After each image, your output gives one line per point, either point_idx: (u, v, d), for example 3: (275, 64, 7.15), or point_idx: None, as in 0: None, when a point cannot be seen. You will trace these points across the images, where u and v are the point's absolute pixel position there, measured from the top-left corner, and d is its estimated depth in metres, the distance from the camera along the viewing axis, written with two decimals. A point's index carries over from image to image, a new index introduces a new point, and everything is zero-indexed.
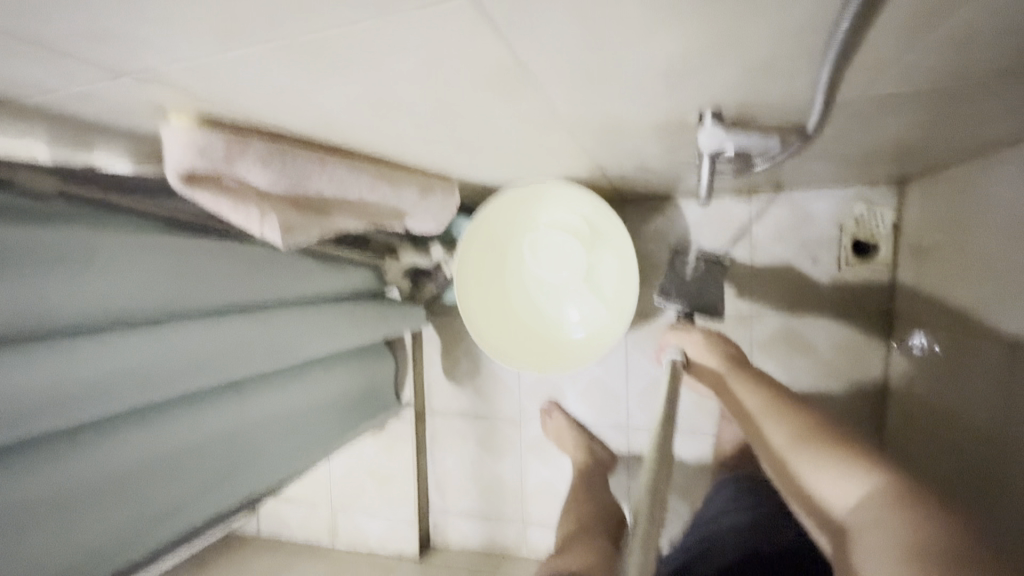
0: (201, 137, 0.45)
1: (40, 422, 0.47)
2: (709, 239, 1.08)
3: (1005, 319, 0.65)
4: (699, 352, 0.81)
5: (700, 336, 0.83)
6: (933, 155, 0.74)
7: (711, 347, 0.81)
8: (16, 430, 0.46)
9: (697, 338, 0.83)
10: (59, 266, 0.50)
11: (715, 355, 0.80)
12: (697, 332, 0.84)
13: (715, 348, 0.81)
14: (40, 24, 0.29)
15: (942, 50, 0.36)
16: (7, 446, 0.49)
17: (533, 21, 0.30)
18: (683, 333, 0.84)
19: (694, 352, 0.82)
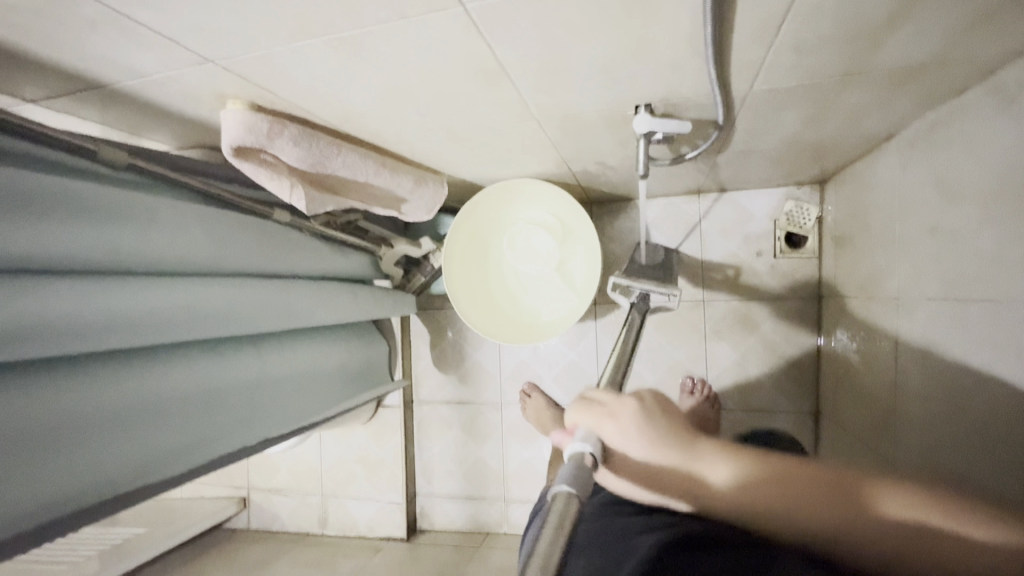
0: (251, 118, 0.58)
1: (114, 339, 0.57)
2: (665, 235, 1.23)
3: (897, 281, 0.80)
4: (622, 436, 0.46)
5: (630, 412, 0.47)
6: (836, 153, 0.91)
7: (644, 427, 0.46)
8: (96, 342, 0.56)
9: (624, 417, 0.46)
10: (129, 217, 0.60)
11: (653, 429, 0.46)
12: (618, 402, 0.48)
13: (648, 416, 0.47)
14: (162, 23, 0.42)
15: (792, 55, 0.52)
16: (81, 358, 0.58)
17: (508, 26, 0.44)
18: (599, 413, 0.47)
19: (619, 438, 0.46)
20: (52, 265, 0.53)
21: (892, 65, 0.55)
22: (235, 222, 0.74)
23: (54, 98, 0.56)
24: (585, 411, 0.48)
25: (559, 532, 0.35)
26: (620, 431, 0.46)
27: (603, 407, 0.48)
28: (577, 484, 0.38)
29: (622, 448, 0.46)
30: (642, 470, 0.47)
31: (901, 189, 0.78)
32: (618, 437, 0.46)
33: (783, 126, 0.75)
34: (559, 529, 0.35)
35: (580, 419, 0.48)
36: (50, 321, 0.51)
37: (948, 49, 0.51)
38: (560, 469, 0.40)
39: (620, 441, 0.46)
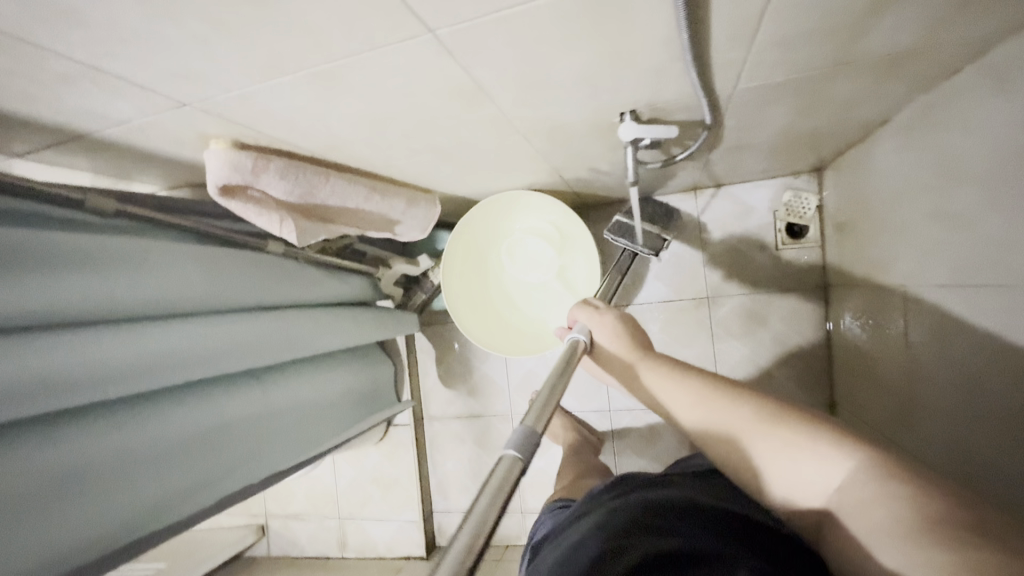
0: (234, 156, 0.58)
1: (119, 387, 0.57)
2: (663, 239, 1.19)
3: (906, 270, 0.78)
4: (603, 329, 0.70)
5: (614, 318, 0.71)
6: (831, 141, 0.90)
7: (618, 333, 0.69)
8: (101, 392, 0.56)
9: (608, 319, 0.70)
10: (117, 263, 0.59)
11: (625, 336, 0.68)
12: (610, 313, 0.71)
13: (625, 328, 0.69)
14: (134, 72, 0.42)
15: (775, 51, 0.50)
16: (89, 408, 0.58)
17: (482, 46, 0.43)
18: (593, 313, 0.71)
19: (602, 331, 0.70)
20: (54, 318, 0.53)
21: (879, 52, 0.54)
22: (228, 258, 0.73)
23: (39, 151, 0.56)
24: (586, 311, 0.73)
25: (502, 483, 0.41)
26: (602, 325, 0.70)
27: (600, 312, 0.72)
28: (523, 448, 0.45)
29: (601, 337, 0.69)
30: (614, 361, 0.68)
31: (900, 175, 0.77)
32: (601, 331, 0.70)
33: (774, 120, 0.74)
34: (500, 488, 0.40)
35: (581, 316, 0.72)
36: (46, 376, 0.50)
37: (935, 32, 0.50)
38: (510, 436, 0.47)
39: (600, 331, 0.70)
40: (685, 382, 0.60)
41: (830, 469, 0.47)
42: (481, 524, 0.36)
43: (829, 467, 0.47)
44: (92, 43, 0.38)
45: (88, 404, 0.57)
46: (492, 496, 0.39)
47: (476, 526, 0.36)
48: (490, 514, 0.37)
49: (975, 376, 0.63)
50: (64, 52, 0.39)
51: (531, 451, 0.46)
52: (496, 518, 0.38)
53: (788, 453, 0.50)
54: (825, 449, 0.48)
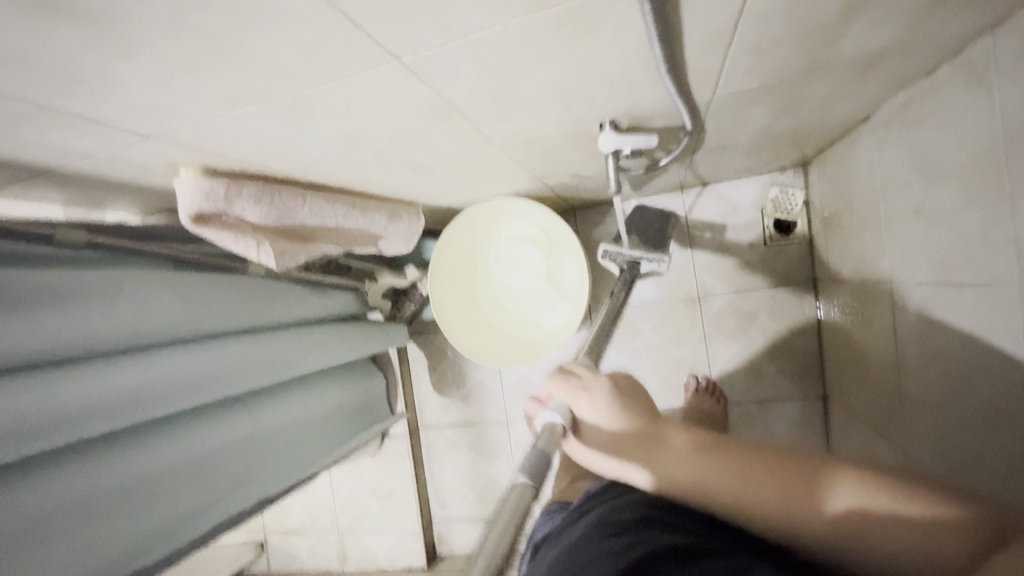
0: (206, 184, 0.56)
1: (101, 423, 0.56)
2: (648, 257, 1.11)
3: (890, 263, 0.78)
4: (596, 406, 0.62)
5: (603, 391, 0.63)
6: (814, 137, 0.89)
7: (610, 405, 0.62)
8: (81, 430, 0.54)
9: (597, 393, 0.63)
10: (92, 297, 0.58)
11: (620, 412, 0.61)
12: (597, 384, 0.65)
13: (619, 400, 0.62)
14: (92, 109, 0.40)
15: (749, 58, 0.50)
16: (72, 446, 0.56)
17: (450, 69, 0.42)
18: (576, 389, 0.64)
19: (589, 406, 0.62)
20: (29, 357, 0.52)
21: (856, 54, 0.53)
22: (204, 283, 0.72)
23: (4, 187, 0.54)
24: (568, 387, 0.65)
25: (515, 508, 0.41)
26: (592, 402, 0.62)
27: (583, 385, 0.65)
28: (534, 474, 0.45)
29: (594, 415, 0.61)
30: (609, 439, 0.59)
31: (882, 170, 0.76)
32: (590, 408, 0.62)
33: (754, 121, 0.73)
34: (514, 515, 0.40)
35: (562, 391, 0.65)
36: (20, 420, 0.49)
37: (911, 33, 0.49)
38: (521, 461, 0.46)
39: (591, 408, 0.62)
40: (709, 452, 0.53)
41: (920, 517, 0.39)
42: (491, 556, 0.36)
43: (919, 511, 0.40)
44: (45, 84, 0.36)
45: (70, 443, 0.55)
46: (503, 527, 0.39)
47: (486, 561, 0.35)
48: (501, 547, 0.37)
49: (958, 373, 0.63)
50: (16, 94, 0.37)
51: (543, 476, 0.45)
52: (511, 549, 0.38)
53: (861, 510, 0.42)
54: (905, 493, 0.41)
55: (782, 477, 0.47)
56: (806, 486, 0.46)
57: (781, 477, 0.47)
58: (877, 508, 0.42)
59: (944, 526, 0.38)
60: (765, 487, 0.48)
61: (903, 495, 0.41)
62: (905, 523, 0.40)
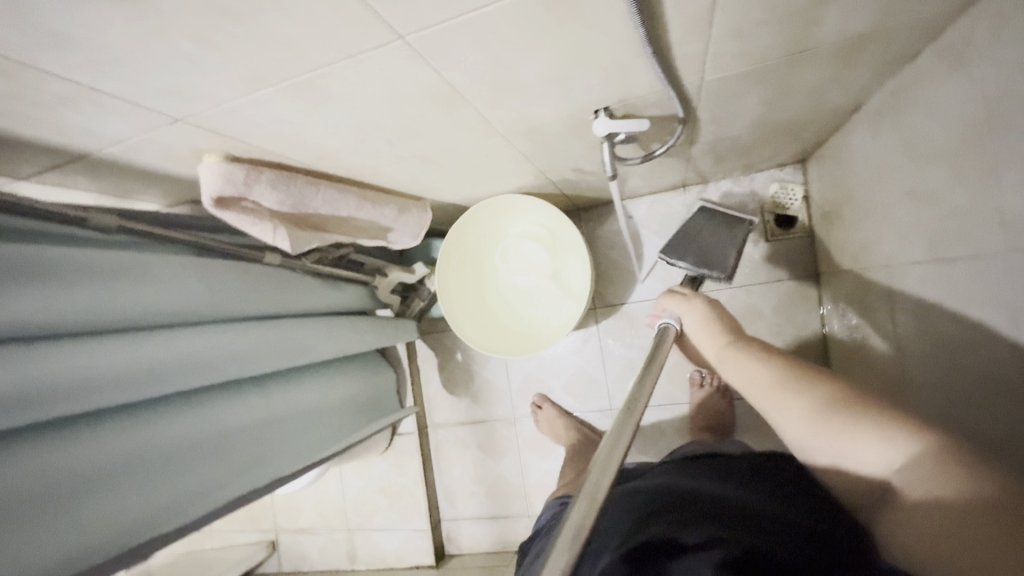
0: (226, 169, 0.61)
1: (128, 392, 0.60)
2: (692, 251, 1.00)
3: (886, 247, 0.80)
4: (693, 311, 0.72)
5: (704, 302, 0.73)
6: (809, 130, 0.92)
7: (708, 317, 0.70)
8: (110, 396, 0.58)
9: (698, 304, 0.72)
10: (119, 275, 0.62)
11: (713, 324, 0.69)
12: (700, 300, 0.73)
13: (718, 313, 0.70)
14: (128, 90, 0.45)
15: (732, 42, 0.53)
16: (98, 413, 0.60)
17: (450, 50, 0.46)
18: (681, 301, 0.74)
19: (692, 318, 0.72)
20: (63, 326, 0.56)
21: (838, 38, 0.55)
22: (224, 269, 0.76)
23: (42, 172, 0.59)
24: (675, 298, 0.76)
25: (574, 530, 0.37)
26: (692, 309, 0.72)
27: (689, 298, 0.74)
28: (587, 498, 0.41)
29: (690, 319, 0.72)
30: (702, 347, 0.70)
31: (875, 158, 0.78)
32: (690, 317, 0.72)
33: (747, 111, 0.76)
34: (574, 534, 0.37)
35: (669, 301, 0.76)
36: (54, 382, 0.53)
37: (888, 15, 0.52)
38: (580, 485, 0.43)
39: (690, 316, 0.72)
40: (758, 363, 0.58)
41: (892, 454, 0.44)
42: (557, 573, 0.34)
43: (881, 449, 0.45)
44: (86, 64, 0.40)
45: (96, 409, 0.59)
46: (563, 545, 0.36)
47: None
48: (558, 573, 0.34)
49: (950, 352, 0.65)
50: (63, 75, 0.42)
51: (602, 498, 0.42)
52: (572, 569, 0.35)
53: (843, 447, 0.48)
54: (879, 426, 0.46)
55: (790, 395, 0.53)
56: (796, 411, 0.52)
57: (786, 392, 0.54)
58: (861, 450, 0.46)
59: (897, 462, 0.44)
60: (771, 400, 0.55)
61: (898, 434, 0.44)
62: (870, 463, 0.46)
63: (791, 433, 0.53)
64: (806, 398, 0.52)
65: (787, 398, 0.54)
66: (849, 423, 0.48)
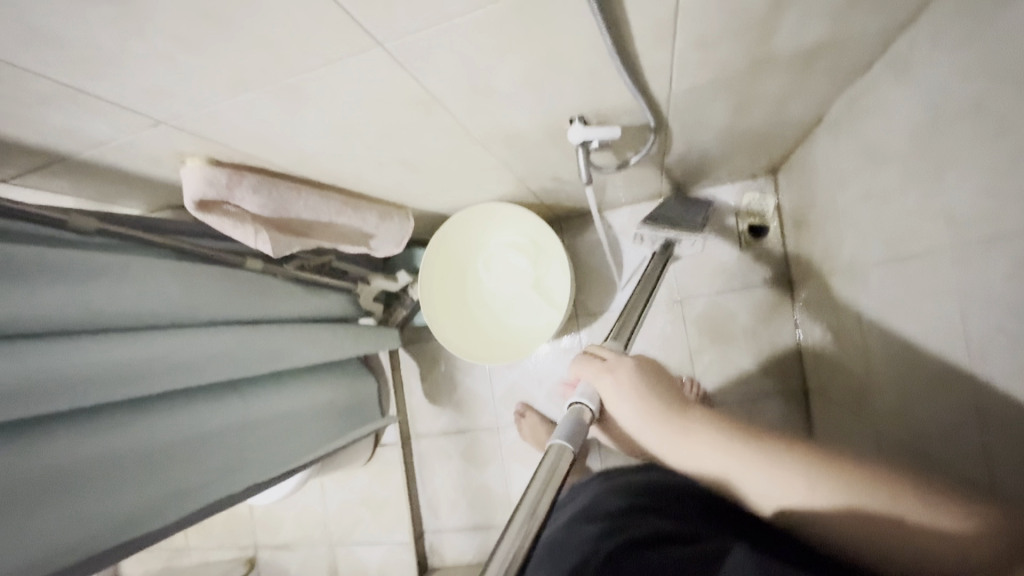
0: (209, 172, 0.62)
1: (105, 393, 0.60)
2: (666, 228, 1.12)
3: (848, 252, 0.84)
4: (619, 387, 0.58)
5: (627, 369, 0.60)
6: (777, 141, 0.96)
7: (639, 388, 0.58)
8: (86, 397, 0.58)
9: (621, 373, 0.59)
10: (101, 276, 0.62)
11: (646, 394, 0.58)
12: (622, 364, 0.60)
13: (646, 380, 0.59)
14: (113, 91, 0.46)
15: (695, 53, 0.56)
16: (75, 413, 0.60)
17: (428, 57, 0.48)
18: (600, 370, 0.60)
19: (614, 390, 0.59)
20: (43, 325, 0.56)
21: (793, 50, 0.59)
22: (211, 272, 0.77)
23: (23, 175, 0.60)
24: (590, 366, 0.61)
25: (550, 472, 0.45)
26: (618, 385, 0.58)
27: (607, 366, 0.61)
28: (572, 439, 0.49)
29: (616, 398, 0.58)
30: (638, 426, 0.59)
31: (837, 167, 0.83)
32: (617, 393, 0.58)
33: (715, 122, 0.80)
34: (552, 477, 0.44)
35: (586, 372, 0.61)
36: (31, 381, 0.53)
37: (838, 29, 0.56)
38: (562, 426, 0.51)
39: (614, 393, 0.59)
40: (740, 448, 0.53)
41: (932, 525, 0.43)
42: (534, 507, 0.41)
43: (923, 519, 0.43)
44: (73, 63, 0.42)
45: (73, 410, 0.59)
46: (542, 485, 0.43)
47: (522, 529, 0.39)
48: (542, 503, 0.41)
49: (908, 348, 0.69)
50: (49, 75, 0.43)
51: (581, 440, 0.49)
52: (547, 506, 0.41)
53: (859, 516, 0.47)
54: (915, 499, 0.44)
55: (799, 473, 0.50)
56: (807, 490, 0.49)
57: (793, 474, 0.50)
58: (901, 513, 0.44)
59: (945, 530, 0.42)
60: (783, 484, 0.51)
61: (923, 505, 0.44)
62: (923, 528, 0.43)
63: (787, 503, 0.50)
64: (817, 480, 0.49)
65: (801, 476, 0.50)
66: (878, 497, 0.46)
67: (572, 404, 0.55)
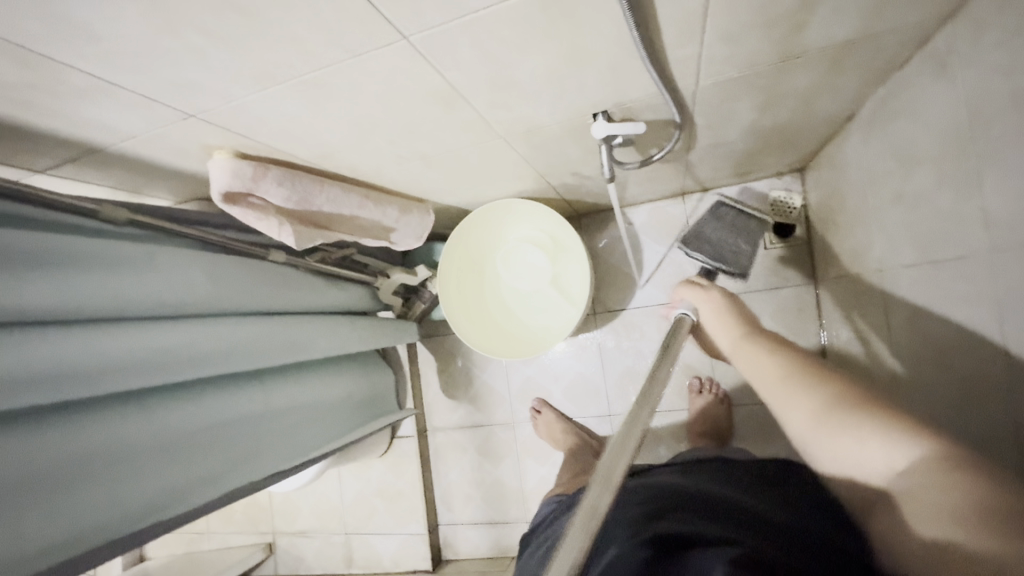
0: (235, 165, 0.63)
1: (134, 378, 0.62)
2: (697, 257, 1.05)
3: (878, 253, 0.81)
4: (709, 302, 0.70)
5: (720, 294, 0.71)
6: (806, 138, 0.93)
7: (724, 310, 0.68)
8: (116, 382, 0.60)
9: (715, 295, 0.71)
10: (130, 266, 0.64)
11: (729, 316, 0.67)
12: (717, 291, 0.71)
13: (732, 307, 0.68)
14: (143, 83, 0.47)
15: (724, 47, 0.55)
16: (109, 397, 0.62)
17: (451, 50, 0.48)
18: (700, 292, 0.72)
19: (709, 309, 0.70)
20: (77, 312, 0.58)
21: (826, 44, 0.57)
22: (228, 265, 0.78)
23: (57, 166, 0.61)
24: (692, 288, 0.74)
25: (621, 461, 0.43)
26: (709, 300, 0.70)
27: (707, 290, 0.73)
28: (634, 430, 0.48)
29: (704, 310, 0.70)
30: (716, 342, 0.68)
31: (868, 165, 0.80)
32: (706, 307, 0.70)
33: (742, 118, 0.78)
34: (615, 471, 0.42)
35: (687, 293, 0.74)
36: (63, 365, 0.55)
37: (875, 22, 0.54)
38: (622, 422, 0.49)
39: (704, 306, 0.71)
40: (787, 372, 0.53)
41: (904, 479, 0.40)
42: (600, 500, 0.39)
43: (877, 454, 0.42)
44: (103, 56, 0.42)
45: (105, 393, 0.61)
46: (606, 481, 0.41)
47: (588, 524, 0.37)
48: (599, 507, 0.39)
49: (940, 356, 0.66)
50: (82, 68, 0.44)
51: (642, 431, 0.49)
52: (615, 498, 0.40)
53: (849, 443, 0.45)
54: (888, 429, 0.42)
55: (798, 391, 0.50)
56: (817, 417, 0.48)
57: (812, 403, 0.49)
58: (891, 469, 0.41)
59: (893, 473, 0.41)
60: (778, 394, 0.53)
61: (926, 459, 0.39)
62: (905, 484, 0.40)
63: (798, 426, 0.50)
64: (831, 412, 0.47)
65: (798, 393, 0.50)
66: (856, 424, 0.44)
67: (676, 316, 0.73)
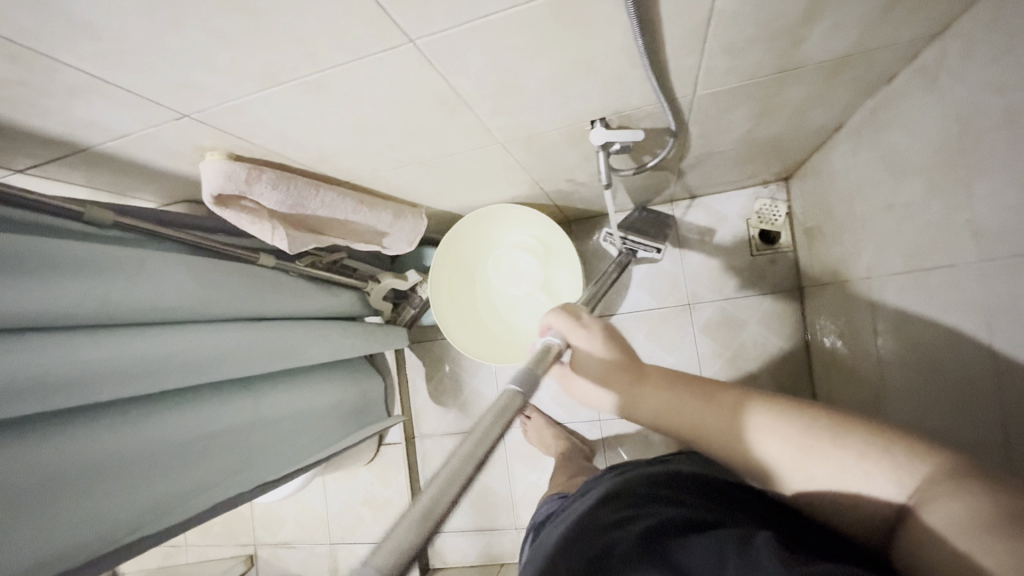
0: (229, 167, 0.61)
1: (125, 386, 0.60)
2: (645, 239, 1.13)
3: (864, 259, 0.83)
4: (591, 342, 0.60)
5: (600, 330, 0.62)
6: (794, 147, 0.96)
7: (609, 340, 0.60)
8: (107, 390, 0.58)
9: (595, 331, 0.61)
10: (119, 270, 0.62)
11: (618, 347, 0.60)
12: (595, 325, 0.62)
13: (614, 339, 0.61)
14: (140, 82, 0.45)
15: (724, 58, 0.56)
16: (98, 406, 0.60)
17: (459, 56, 0.48)
18: (575, 325, 0.61)
19: (587, 343, 0.60)
20: (66, 317, 0.56)
21: (820, 58, 0.59)
22: (220, 269, 0.76)
23: (40, 166, 0.59)
24: (568, 320, 0.61)
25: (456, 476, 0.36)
26: (588, 336, 0.60)
27: (583, 324, 0.62)
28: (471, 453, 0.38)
29: (587, 349, 0.60)
30: (598, 373, 0.60)
31: (855, 175, 0.82)
32: (585, 341, 0.61)
33: (735, 127, 0.79)
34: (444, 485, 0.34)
35: (560, 322, 0.61)
36: (54, 371, 0.53)
37: (868, 38, 0.55)
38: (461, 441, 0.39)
39: (585, 344, 0.60)
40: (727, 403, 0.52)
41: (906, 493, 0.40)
42: (422, 518, 0.32)
43: (887, 479, 0.41)
44: (102, 53, 0.41)
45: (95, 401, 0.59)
46: (424, 509, 0.33)
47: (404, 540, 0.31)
48: (426, 525, 0.32)
49: (926, 362, 0.69)
50: (76, 65, 0.42)
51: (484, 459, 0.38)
52: (443, 510, 0.33)
53: (842, 471, 0.44)
54: (886, 452, 0.42)
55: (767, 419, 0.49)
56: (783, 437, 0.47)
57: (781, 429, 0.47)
58: (886, 492, 0.41)
59: (908, 501, 0.40)
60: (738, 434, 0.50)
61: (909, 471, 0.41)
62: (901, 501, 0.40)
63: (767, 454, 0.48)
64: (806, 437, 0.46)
65: (771, 422, 0.48)
66: (855, 449, 0.43)
67: (543, 341, 0.57)
